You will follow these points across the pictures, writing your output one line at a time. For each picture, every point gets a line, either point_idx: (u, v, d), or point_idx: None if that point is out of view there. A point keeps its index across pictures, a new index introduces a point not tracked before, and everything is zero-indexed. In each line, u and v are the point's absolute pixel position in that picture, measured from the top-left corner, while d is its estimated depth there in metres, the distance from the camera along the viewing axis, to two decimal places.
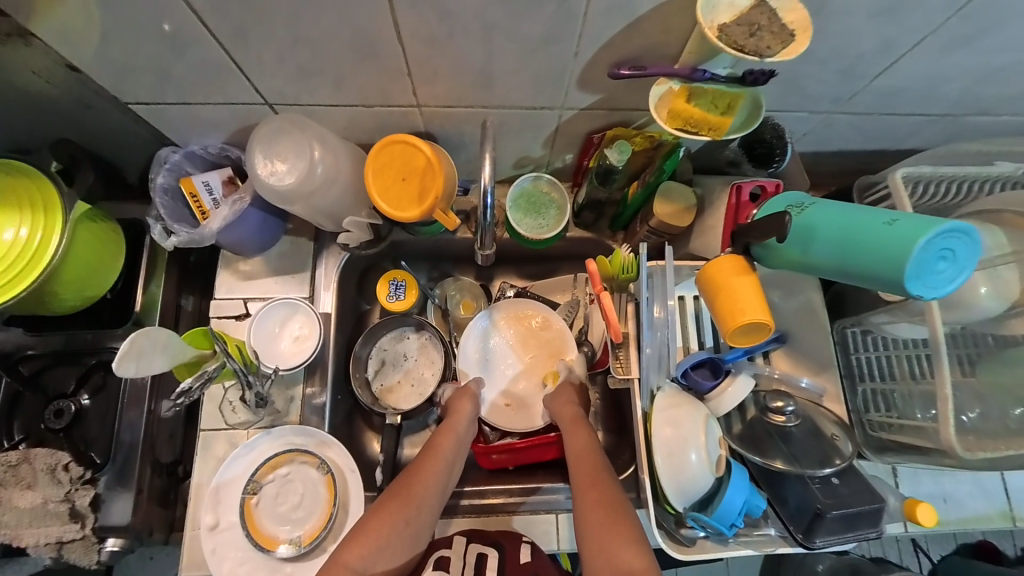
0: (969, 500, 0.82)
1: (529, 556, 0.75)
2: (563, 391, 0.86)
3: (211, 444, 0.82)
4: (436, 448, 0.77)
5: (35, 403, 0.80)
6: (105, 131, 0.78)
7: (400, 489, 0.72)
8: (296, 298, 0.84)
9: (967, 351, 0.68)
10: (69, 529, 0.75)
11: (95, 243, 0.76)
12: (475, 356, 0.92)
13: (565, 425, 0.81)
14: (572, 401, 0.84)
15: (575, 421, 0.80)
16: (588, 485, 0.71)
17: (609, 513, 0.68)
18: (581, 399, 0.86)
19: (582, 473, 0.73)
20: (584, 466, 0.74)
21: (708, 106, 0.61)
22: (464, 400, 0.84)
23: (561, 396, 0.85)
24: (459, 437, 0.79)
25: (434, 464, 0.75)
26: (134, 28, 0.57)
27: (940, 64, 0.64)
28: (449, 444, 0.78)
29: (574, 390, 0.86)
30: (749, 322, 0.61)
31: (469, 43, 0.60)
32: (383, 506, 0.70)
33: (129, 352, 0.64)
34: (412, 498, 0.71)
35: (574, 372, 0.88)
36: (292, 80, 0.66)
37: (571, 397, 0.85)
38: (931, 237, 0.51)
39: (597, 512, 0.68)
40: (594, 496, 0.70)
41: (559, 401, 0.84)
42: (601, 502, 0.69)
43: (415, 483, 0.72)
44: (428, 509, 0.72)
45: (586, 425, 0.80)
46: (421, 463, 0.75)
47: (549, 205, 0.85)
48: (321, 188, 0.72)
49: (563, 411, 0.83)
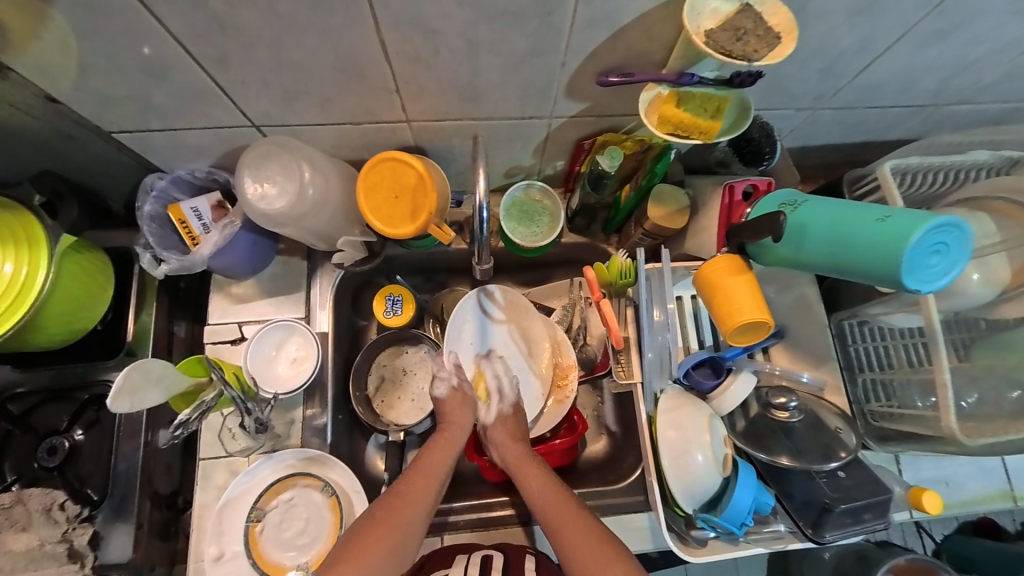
0: (969, 482, 0.84)
1: (533, 563, 0.73)
2: (507, 426, 0.81)
3: (210, 474, 0.80)
4: (427, 467, 0.75)
5: (27, 442, 0.78)
6: (87, 161, 0.77)
7: (383, 516, 0.69)
8: (292, 320, 0.83)
9: (962, 335, 0.70)
10: (68, 570, 0.72)
11: (81, 275, 0.74)
12: (460, 335, 0.90)
13: (516, 470, 0.76)
14: (522, 436, 0.81)
15: (526, 462, 0.77)
16: (565, 523, 0.70)
17: (592, 548, 0.67)
18: (524, 430, 0.82)
19: (554, 510, 0.71)
20: (551, 502, 0.72)
21: (698, 110, 0.61)
22: (464, 408, 0.82)
23: (505, 441, 0.79)
24: (450, 453, 0.78)
25: (422, 483, 0.73)
26: (112, 58, 0.56)
27: (920, 58, 0.65)
28: (444, 459, 0.77)
29: (519, 420, 0.83)
30: (747, 321, 0.62)
31: (455, 60, 0.59)
32: (363, 536, 0.68)
33: (122, 389, 0.63)
34: (398, 525, 0.69)
35: (507, 399, 0.85)
36: (278, 102, 0.65)
37: (515, 429, 0.81)
38: (925, 232, 0.52)
39: (586, 548, 0.67)
40: (575, 535, 0.68)
41: (505, 441, 0.79)
42: (583, 540, 0.68)
43: (400, 509, 0.70)
44: (412, 539, 0.69)
45: (537, 460, 0.78)
46: (408, 486, 0.73)
47: (541, 213, 0.85)
48: (313, 210, 0.71)
49: (513, 452, 0.78)
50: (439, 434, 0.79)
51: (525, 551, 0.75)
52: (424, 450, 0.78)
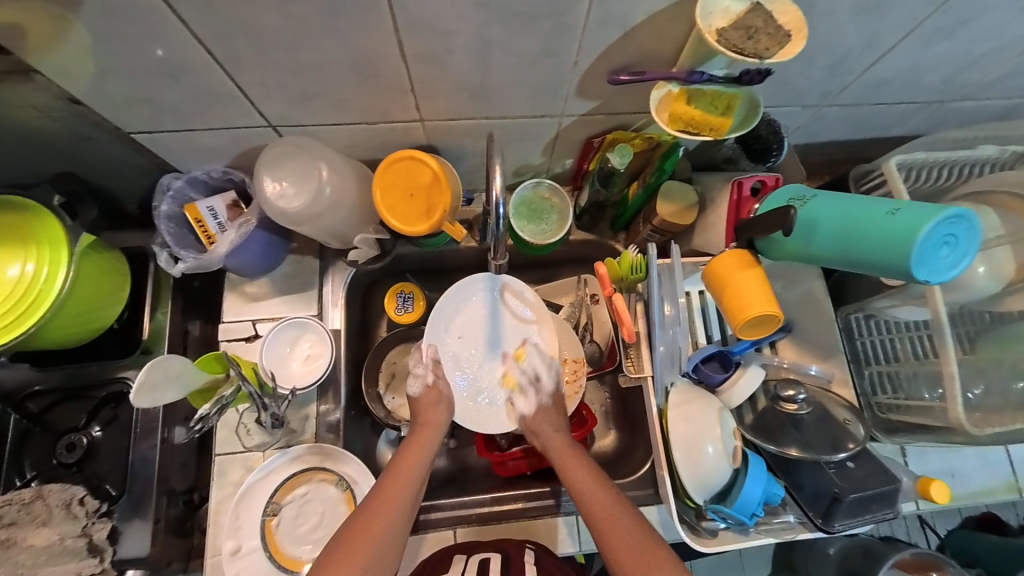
0: (975, 474, 0.85)
1: (532, 559, 0.73)
2: (546, 415, 0.83)
3: (226, 470, 0.81)
4: (399, 472, 0.72)
5: (45, 440, 0.79)
6: (103, 163, 0.78)
7: (356, 532, 0.66)
8: (305, 317, 0.84)
9: (966, 328, 0.71)
10: (88, 564, 0.74)
11: (100, 274, 0.75)
12: (447, 326, 0.87)
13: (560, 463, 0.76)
14: (562, 429, 0.81)
15: (568, 454, 0.76)
16: (608, 521, 0.69)
17: (637, 548, 0.66)
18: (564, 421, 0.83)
19: (598, 507, 0.70)
20: (593, 497, 0.71)
21: (708, 108, 0.63)
22: (439, 407, 0.82)
23: (544, 430, 0.81)
24: (425, 456, 0.75)
25: (394, 491, 0.70)
26: (135, 60, 0.57)
27: (925, 55, 0.66)
28: (416, 462, 0.74)
29: (561, 411, 0.84)
30: (756, 316, 0.63)
31: (469, 60, 0.60)
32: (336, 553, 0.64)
33: (144, 385, 0.64)
34: (371, 538, 0.66)
35: (544, 387, 0.86)
36: (293, 103, 0.66)
37: (555, 421, 0.82)
38: (934, 225, 0.53)
39: (630, 548, 0.66)
40: (620, 533, 0.67)
41: (545, 431, 0.81)
42: (628, 539, 0.67)
43: (372, 520, 0.67)
44: (388, 554, 0.66)
45: (579, 453, 0.77)
46: (383, 495, 0.69)
47: (549, 211, 0.86)
48: (328, 209, 0.73)
49: (558, 445, 0.78)
50: (413, 438, 0.77)
51: (524, 546, 0.76)
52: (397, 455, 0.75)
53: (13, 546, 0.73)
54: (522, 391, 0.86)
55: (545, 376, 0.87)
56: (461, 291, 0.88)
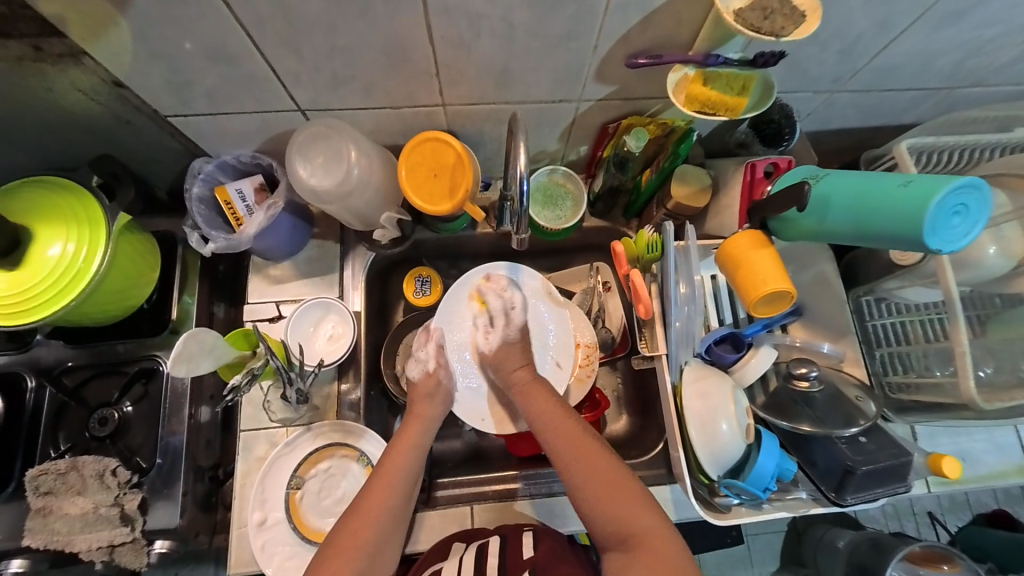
0: (986, 457, 0.85)
1: (531, 538, 0.75)
2: (508, 351, 0.85)
3: (251, 445, 0.83)
4: (387, 475, 0.73)
5: (79, 414, 0.82)
6: (139, 147, 0.81)
7: (344, 540, 0.68)
8: (328, 298, 0.86)
9: (978, 311, 0.73)
10: (120, 532, 0.76)
11: (132, 255, 0.78)
12: (457, 319, 0.90)
13: (523, 394, 0.80)
14: (526, 363, 0.83)
15: (533, 389, 0.80)
16: (580, 451, 0.72)
17: (606, 480, 0.69)
18: (526, 356, 0.85)
19: (565, 436, 0.73)
20: (601, 478, 0.69)
21: (724, 88, 0.65)
22: (432, 398, 0.82)
23: (508, 365, 0.83)
24: (416, 452, 0.76)
25: (384, 495, 0.71)
26: (180, 45, 0.60)
27: (935, 40, 0.68)
28: (405, 460, 0.74)
29: (524, 350, 0.85)
30: (770, 291, 0.65)
31: (494, 43, 0.63)
32: (329, 559, 0.67)
33: (180, 354, 0.67)
34: (360, 543, 0.68)
35: (513, 321, 0.88)
36: (324, 87, 0.69)
37: (517, 358, 0.84)
38: (946, 194, 0.55)
39: (601, 478, 0.69)
40: (590, 463, 0.70)
41: (507, 364, 0.83)
42: (598, 469, 0.70)
43: (361, 524, 0.69)
44: (384, 550, 0.70)
45: (547, 391, 0.80)
46: (372, 494, 0.71)
47: (564, 197, 0.89)
48: (356, 189, 0.75)
49: (523, 381, 0.81)
50: (401, 435, 0.78)
51: (523, 530, 0.77)
52: (386, 451, 0.76)
53: (50, 514, 0.77)
54: (490, 321, 0.88)
55: (517, 309, 0.89)
56: (483, 271, 0.92)
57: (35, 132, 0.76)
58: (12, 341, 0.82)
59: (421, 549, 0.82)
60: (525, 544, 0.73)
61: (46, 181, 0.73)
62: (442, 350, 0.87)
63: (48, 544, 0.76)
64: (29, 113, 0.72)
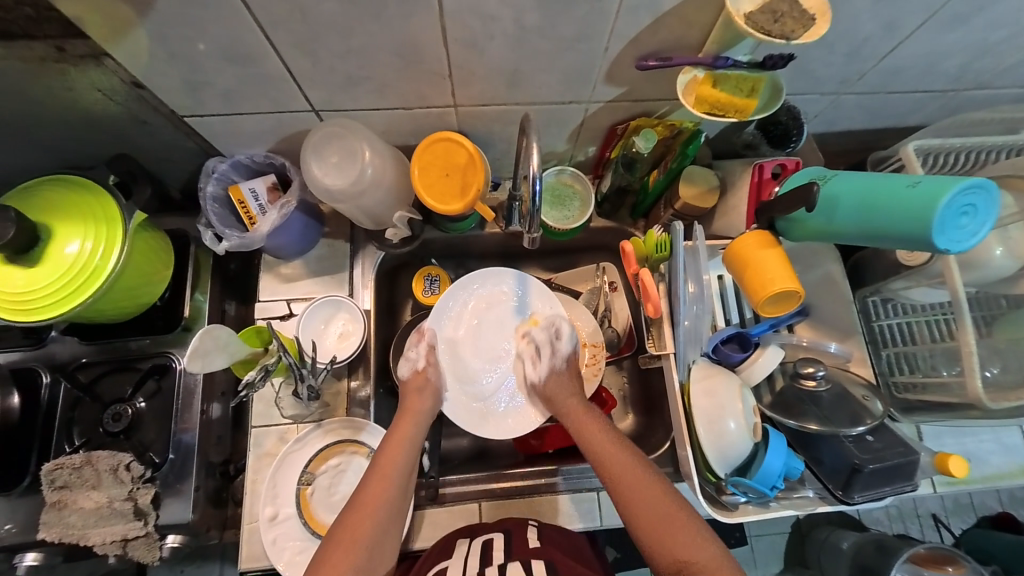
0: (993, 457, 0.86)
1: (535, 534, 0.76)
2: (561, 379, 0.86)
3: (262, 441, 0.84)
4: (383, 469, 0.73)
5: (93, 410, 0.84)
6: (155, 146, 0.82)
7: (344, 534, 0.69)
8: (338, 296, 0.88)
9: (984, 312, 0.74)
10: (133, 526, 0.77)
11: (146, 254, 0.79)
12: (452, 319, 0.89)
13: (576, 423, 0.80)
14: (577, 393, 0.85)
15: (586, 417, 0.80)
16: (636, 482, 0.72)
17: (664, 512, 0.69)
18: (577, 386, 0.86)
19: (614, 464, 0.74)
20: (651, 503, 0.70)
21: (733, 90, 0.66)
22: (423, 393, 0.83)
23: (557, 394, 0.84)
24: (410, 446, 0.77)
25: (382, 490, 0.72)
26: (199, 46, 0.62)
27: (942, 42, 0.69)
28: (399, 455, 0.75)
29: (576, 380, 0.87)
30: (778, 291, 0.65)
31: (507, 45, 0.64)
32: (330, 553, 0.67)
33: (196, 350, 0.69)
34: (360, 537, 0.69)
35: (559, 351, 0.88)
36: (338, 87, 0.70)
37: (567, 385, 0.85)
38: (952, 194, 0.55)
39: (657, 510, 0.69)
40: (640, 488, 0.71)
41: (559, 395, 0.84)
42: (647, 493, 0.70)
43: (360, 518, 0.70)
44: (385, 543, 0.71)
45: (599, 420, 0.80)
46: (370, 489, 0.72)
47: (572, 197, 0.90)
48: (369, 188, 0.76)
49: (574, 407, 0.82)
50: (394, 430, 0.78)
51: (528, 524, 0.78)
52: (381, 446, 0.77)
53: (65, 508, 0.78)
54: (538, 351, 0.88)
55: (565, 339, 0.89)
56: (487, 277, 0.91)
57: (54, 132, 0.77)
58: (27, 338, 0.84)
59: (423, 546, 0.83)
60: (530, 537, 0.75)
61: (63, 180, 0.74)
62: (433, 350, 0.87)
63: (62, 538, 0.77)
64: (48, 113, 0.74)
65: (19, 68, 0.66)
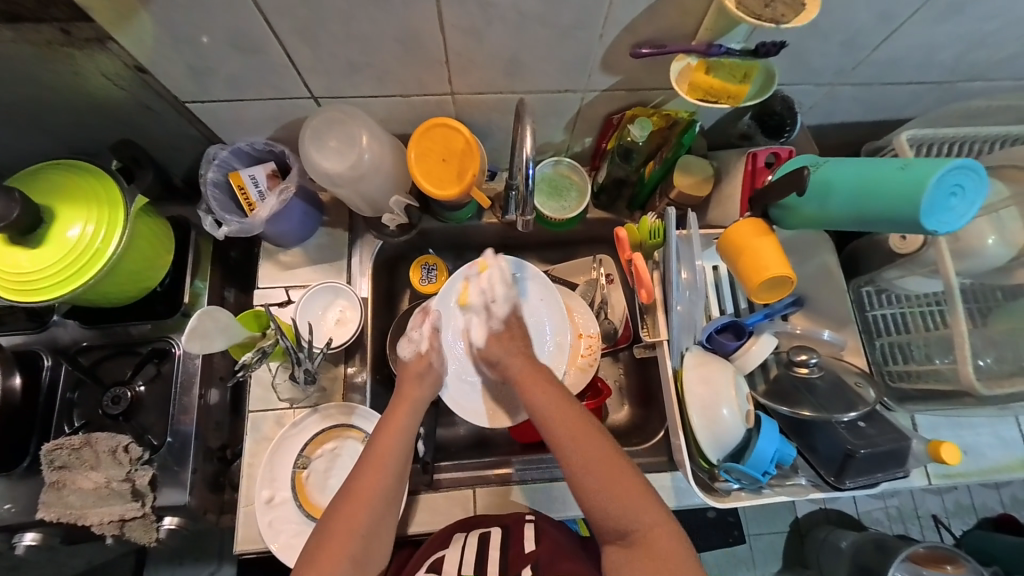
0: (989, 451, 0.85)
1: (533, 531, 0.76)
2: (500, 337, 0.84)
3: (260, 425, 0.85)
4: (378, 458, 0.72)
5: (94, 392, 0.85)
6: (159, 133, 0.84)
7: (339, 524, 0.68)
8: (336, 283, 0.89)
9: (979, 304, 0.73)
10: (131, 506, 0.78)
11: (147, 237, 0.80)
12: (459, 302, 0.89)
13: (521, 383, 0.78)
14: (522, 350, 0.82)
15: (531, 375, 0.78)
16: (579, 437, 0.70)
17: (613, 478, 0.67)
18: (521, 341, 0.83)
19: (563, 419, 0.72)
20: (599, 463, 0.68)
21: (726, 77, 0.68)
22: (423, 380, 0.82)
23: (499, 352, 0.82)
24: (405, 433, 0.75)
25: (376, 478, 0.71)
26: (203, 32, 0.63)
27: (936, 33, 0.69)
28: (395, 442, 0.74)
29: (521, 336, 0.84)
30: (772, 277, 0.66)
31: (504, 32, 0.65)
32: (326, 542, 0.67)
33: (196, 329, 0.70)
34: (357, 525, 0.68)
35: (496, 313, 0.86)
36: (339, 74, 0.71)
37: (508, 346, 0.83)
38: (941, 176, 0.56)
39: (608, 475, 0.67)
40: (586, 448, 0.69)
41: (501, 355, 0.82)
42: (594, 453, 0.69)
43: (356, 508, 0.69)
44: (381, 531, 0.70)
45: (544, 376, 0.78)
46: (364, 477, 0.71)
47: (569, 188, 0.90)
48: (367, 174, 0.77)
49: (519, 367, 0.79)
50: (390, 417, 0.77)
51: (525, 520, 0.78)
52: (377, 433, 0.75)
53: (64, 488, 0.79)
54: (475, 312, 0.87)
55: (500, 300, 0.87)
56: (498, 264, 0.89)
57: (61, 117, 0.79)
58: (31, 321, 0.85)
59: (419, 531, 0.83)
60: (527, 535, 0.75)
61: (65, 164, 0.75)
62: (433, 333, 0.86)
63: (61, 517, 0.78)
64: (55, 98, 0.75)
65: (26, 51, 0.68)
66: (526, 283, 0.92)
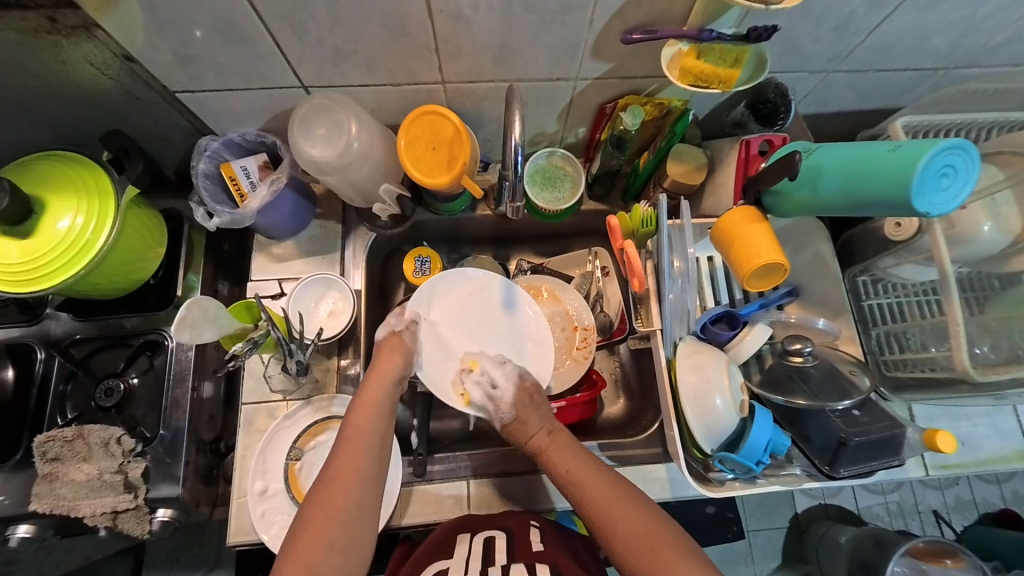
0: (987, 442, 0.85)
1: (537, 535, 0.76)
2: (515, 421, 0.74)
3: (253, 417, 0.85)
4: (354, 438, 0.67)
5: (87, 385, 0.85)
6: (149, 124, 0.84)
7: (316, 513, 0.61)
8: (329, 274, 0.88)
9: (975, 293, 0.73)
10: (123, 498, 0.78)
11: (137, 229, 0.80)
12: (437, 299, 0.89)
13: (542, 451, 0.71)
14: (542, 417, 0.74)
15: (543, 430, 0.72)
16: (553, 446, 0.70)
17: (591, 486, 0.66)
18: (535, 401, 0.76)
19: (535, 432, 0.72)
20: (576, 467, 0.68)
21: (717, 62, 0.68)
22: (396, 354, 0.76)
23: (522, 427, 0.73)
24: (379, 414, 0.69)
25: (352, 459, 0.65)
26: (189, 20, 0.62)
27: (930, 17, 0.68)
28: (371, 422, 0.68)
29: (535, 398, 0.76)
30: (765, 264, 0.65)
31: (492, 17, 0.64)
32: (300, 534, 0.60)
33: (184, 319, 0.69)
34: (334, 510, 0.62)
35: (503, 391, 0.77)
36: (327, 62, 0.70)
37: (535, 415, 0.74)
38: (931, 156, 0.56)
39: (581, 477, 0.67)
40: (563, 455, 0.69)
41: (524, 432, 0.73)
42: (570, 457, 0.69)
43: (335, 492, 0.63)
44: (364, 519, 0.63)
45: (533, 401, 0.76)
46: (339, 460, 0.65)
47: (563, 178, 0.90)
48: (356, 162, 0.77)
49: (530, 425, 0.73)
50: (362, 395, 0.71)
51: (529, 525, 0.78)
52: (349, 414, 0.70)
53: (56, 479, 0.79)
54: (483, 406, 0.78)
55: (500, 377, 0.79)
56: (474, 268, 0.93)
57: (52, 108, 0.79)
58: (25, 313, 0.85)
59: (410, 523, 0.82)
60: (532, 539, 0.74)
61: (56, 155, 0.75)
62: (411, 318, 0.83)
63: (53, 509, 0.78)
64: (45, 88, 0.75)
65: (13, 40, 0.67)
66: (516, 290, 0.93)
